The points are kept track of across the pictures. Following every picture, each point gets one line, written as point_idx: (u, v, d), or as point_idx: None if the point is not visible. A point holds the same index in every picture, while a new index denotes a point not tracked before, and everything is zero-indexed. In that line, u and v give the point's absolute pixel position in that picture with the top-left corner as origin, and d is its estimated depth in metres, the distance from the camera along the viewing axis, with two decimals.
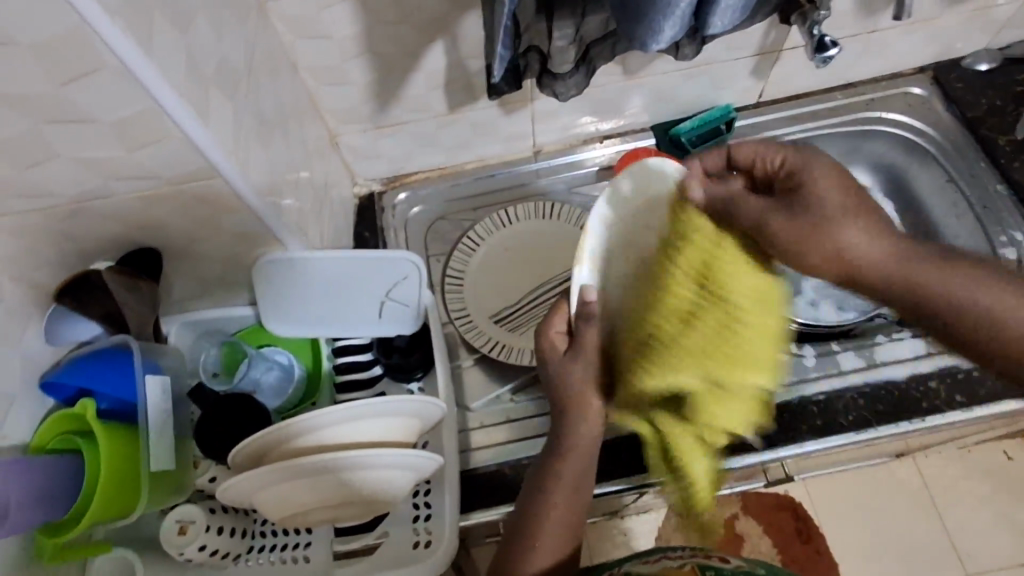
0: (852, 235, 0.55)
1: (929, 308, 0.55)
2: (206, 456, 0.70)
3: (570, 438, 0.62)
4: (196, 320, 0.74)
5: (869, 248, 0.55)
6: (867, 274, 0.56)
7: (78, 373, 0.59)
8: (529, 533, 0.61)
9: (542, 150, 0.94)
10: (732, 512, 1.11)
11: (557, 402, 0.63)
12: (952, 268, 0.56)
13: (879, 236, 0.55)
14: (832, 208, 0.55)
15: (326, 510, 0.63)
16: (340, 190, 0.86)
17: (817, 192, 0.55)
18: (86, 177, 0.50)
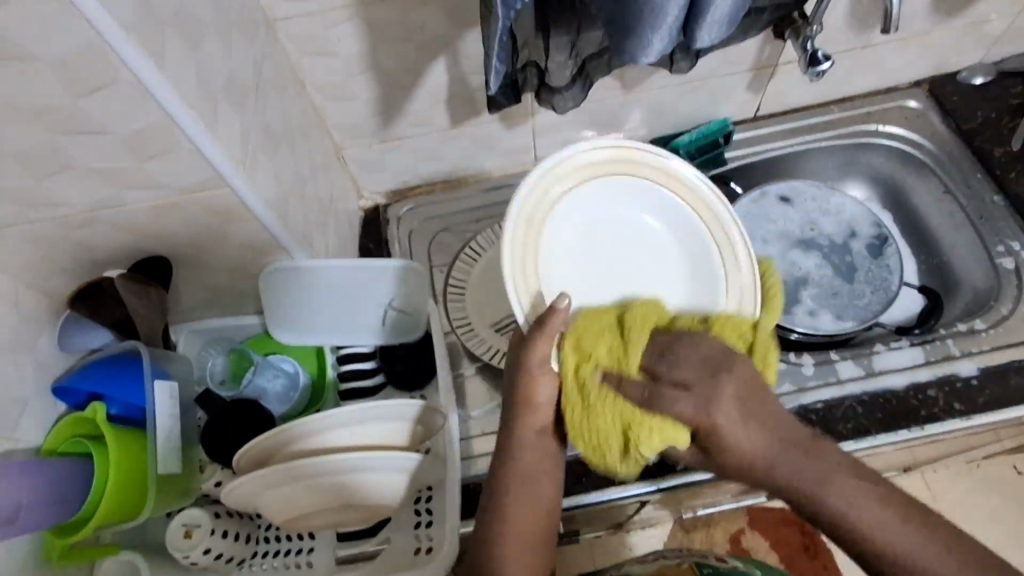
0: (756, 439, 0.53)
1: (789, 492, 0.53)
2: (211, 461, 0.71)
3: (520, 430, 0.59)
4: (204, 328, 0.76)
5: (808, 474, 0.52)
6: (832, 517, 0.51)
7: (90, 377, 0.61)
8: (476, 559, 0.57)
9: (543, 163, 0.96)
10: (738, 527, 1.10)
11: (506, 401, 0.59)
12: (890, 504, 0.50)
13: (820, 459, 0.53)
14: (788, 468, 0.53)
15: (329, 513, 0.64)
16: (346, 202, 0.89)
17: (778, 475, 0.53)
18: (101, 187, 0.52)
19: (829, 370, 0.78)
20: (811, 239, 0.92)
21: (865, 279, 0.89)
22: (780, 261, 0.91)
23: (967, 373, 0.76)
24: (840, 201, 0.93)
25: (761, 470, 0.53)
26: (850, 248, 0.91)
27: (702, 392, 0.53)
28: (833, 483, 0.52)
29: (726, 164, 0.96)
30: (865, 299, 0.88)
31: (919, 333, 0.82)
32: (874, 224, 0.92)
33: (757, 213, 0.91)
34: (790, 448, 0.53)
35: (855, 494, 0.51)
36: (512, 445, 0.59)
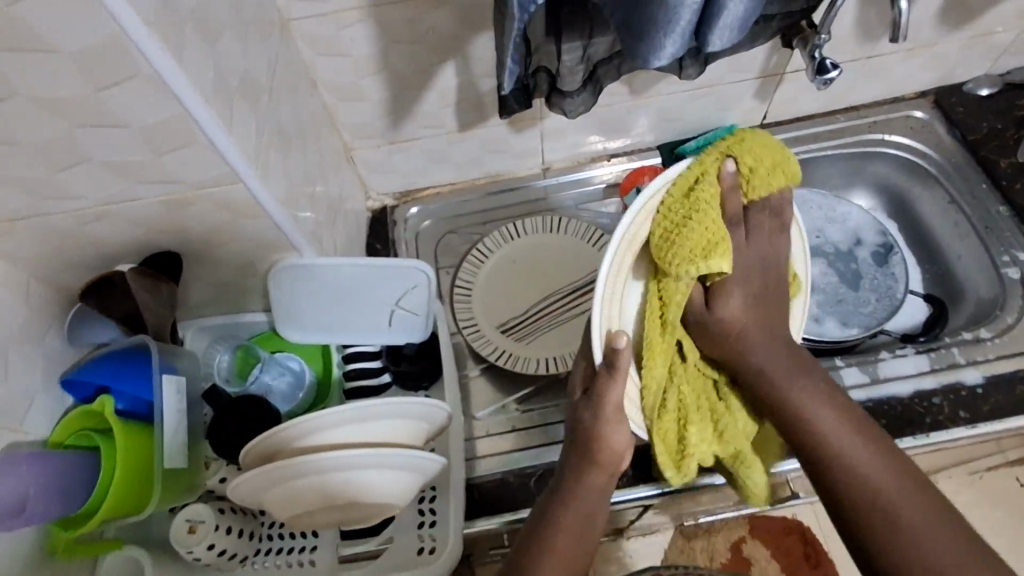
0: (753, 323, 0.59)
1: (773, 392, 0.58)
2: (217, 457, 0.71)
3: (578, 483, 0.61)
4: (211, 325, 0.76)
5: (798, 386, 0.58)
6: (787, 407, 0.58)
7: (98, 370, 0.61)
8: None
9: (550, 167, 0.97)
10: (740, 535, 1.17)
11: (573, 445, 0.62)
12: (853, 425, 0.57)
13: (812, 380, 0.59)
14: (777, 368, 0.59)
15: (331, 510, 0.64)
16: (355, 203, 0.89)
17: (762, 354, 0.59)
18: (116, 180, 0.53)
19: (833, 376, 0.78)
20: (817, 246, 0.92)
21: (870, 286, 0.89)
22: None
23: (972, 381, 0.76)
24: (847, 208, 0.93)
25: (757, 367, 0.59)
26: (856, 255, 0.91)
27: (743, 267, 0.60)
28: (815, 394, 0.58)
29: None
30: (870, 306, 0.88)
31: (924, 341, 0.82)
32: (880, 232, 0.92)
33: None
34: (781, 343, 0.60)
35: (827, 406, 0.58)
36: (574, 487, 0.61)
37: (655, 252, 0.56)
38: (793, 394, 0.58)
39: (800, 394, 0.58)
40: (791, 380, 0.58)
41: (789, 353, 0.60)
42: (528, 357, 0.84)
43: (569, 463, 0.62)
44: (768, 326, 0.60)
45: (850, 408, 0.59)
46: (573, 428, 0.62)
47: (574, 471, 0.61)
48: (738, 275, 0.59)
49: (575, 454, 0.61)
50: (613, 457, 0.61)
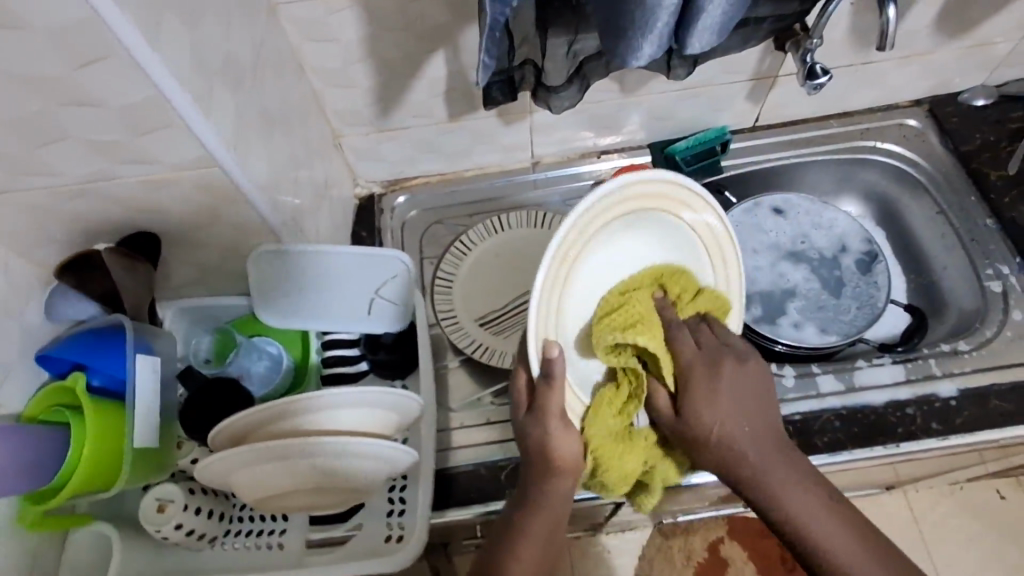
0: (732, 424, 0.57)
1: (757, 495, 0.56)
2: (190, 437, 0.72)
3: (543, 494, 0.59)
4: (192, 307, 0.76)
5: (783, 488, 0.56)
6: (779, 513, 0.56)
7: (74, 348, 0.62)
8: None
9: (541, 162, 0.97)
10: (718, 536, 1.22)
11: (528, 459, 0.59)
12: (843, 521, 0.55)
13: (797, 474, 0.56)
14: (760, 470, 0.56)
15: (310, 493, 0.64)
16: (341, 189, 0.89)
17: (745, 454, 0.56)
18: (93, 159, 0.53)
19: (808, 384, 0.79)
20: (801, 252, 0.92)
21: (852, 295, 0.89)
22: (769, 272, 0.91)
23: (947, 394, 0.76)
24: (834, 215, 0.93)
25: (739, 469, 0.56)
26: (840, 263, 0.91)
27: (705, 358, 0.58)
28: (801, 494, 0.56)
29: (722, 172, 0.96)
30: (850, 315, 0.88)
31: (901, 351, 0.83)
32: (865, 240, 0.92)
33: (751, 224, 0.91)
34: (761, 437, 0.57)
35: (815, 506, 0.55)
36: (537, 494, 0.59)
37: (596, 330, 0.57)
38: (778, 498, 0.56)
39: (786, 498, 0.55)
40: (774, 483, 0.56)
41: (772, 449, 0.57)
42: (506, 351, 0.84)
43: (531, 476, 0.59)
44: (747, 416, 0.57)
45: (842, 501, 0.56)
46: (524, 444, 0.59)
47: (538, 483, 0.59)
48: (698, 369, 0.57)
49: (533, 466, 0.58)
50: (571, 468, 0.58)
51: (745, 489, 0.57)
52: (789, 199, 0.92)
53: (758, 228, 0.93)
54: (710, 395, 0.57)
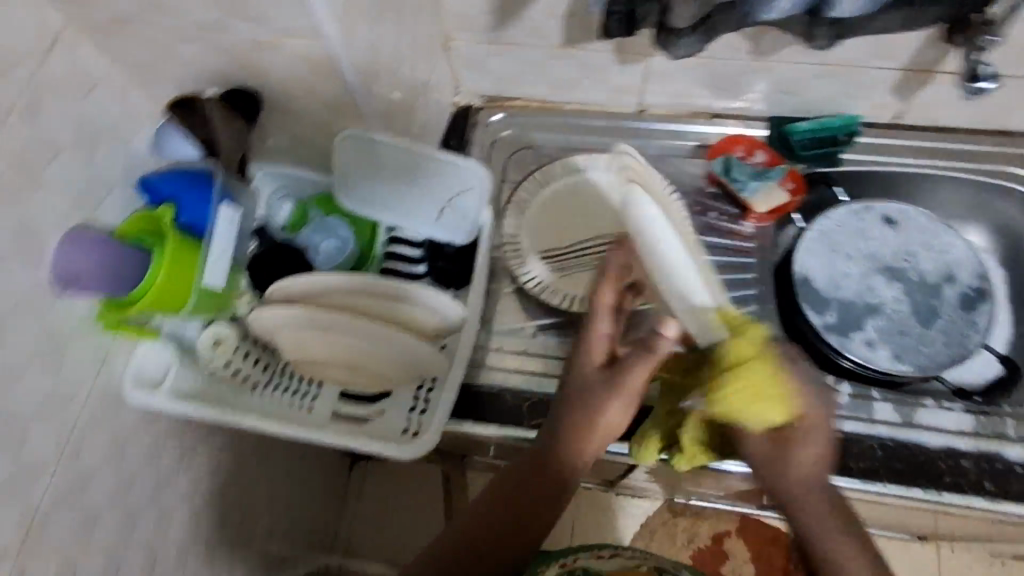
0: (811, 471, 0.60)
1: (809, 536, 0.59)
2: (252, 289, 0.77)
3: (563, 456, 0.63)
4: (278, 172, 0.81)
5: (830, 535, 0.58)
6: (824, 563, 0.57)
7: (168, 182, 0.67)
8: (474, 536, 0.60)
9: (646, 111, 0.92)
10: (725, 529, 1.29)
11: (568, 425, 0.64)
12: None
13: (848, 527, 0.58)
14: (818, 514, 0.59)
15: (343, 371, 0.69)
16: (440, 93, 0.89)
17: (808, 506, 0.59)
18: (213, 6, 0.55)
19: (863, 406, 0.76)
20: (901, 269, 0.84)
21: (943, 329, 0.81)
22: (859, 282, 0.83)
23: (1012, 458, 0.69)
24: (951, 241, 0.84)
25: (795, 504, 0.60)
26: (941, 292, 0.83)
27: (813, 416, 0.60)
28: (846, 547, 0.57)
29: (839, 165, 0.88)
30: (933, 348, 0.80)
31: (978, 402, 0.78)
32: (978, 277, 0.83)
33: (854, 226, 0.85)
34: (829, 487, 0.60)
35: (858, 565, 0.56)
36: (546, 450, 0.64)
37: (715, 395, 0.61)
38: (823, 544, 0.57)
39: (833, 545, 0.57)
40: (823, 530, 0.58)
41: (836, 502, 0.59)
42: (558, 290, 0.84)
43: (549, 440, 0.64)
44: (820, 469, 0.60)
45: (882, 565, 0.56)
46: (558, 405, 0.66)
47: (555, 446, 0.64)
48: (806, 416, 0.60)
49: (571, 431, 0.64)
50: (609, 431, 0.64)
51: (801, 528, 0.60)
52: (899, 207, 0.85)
53: (862, 233, 0.85)
54: (807, 442, 0.59)
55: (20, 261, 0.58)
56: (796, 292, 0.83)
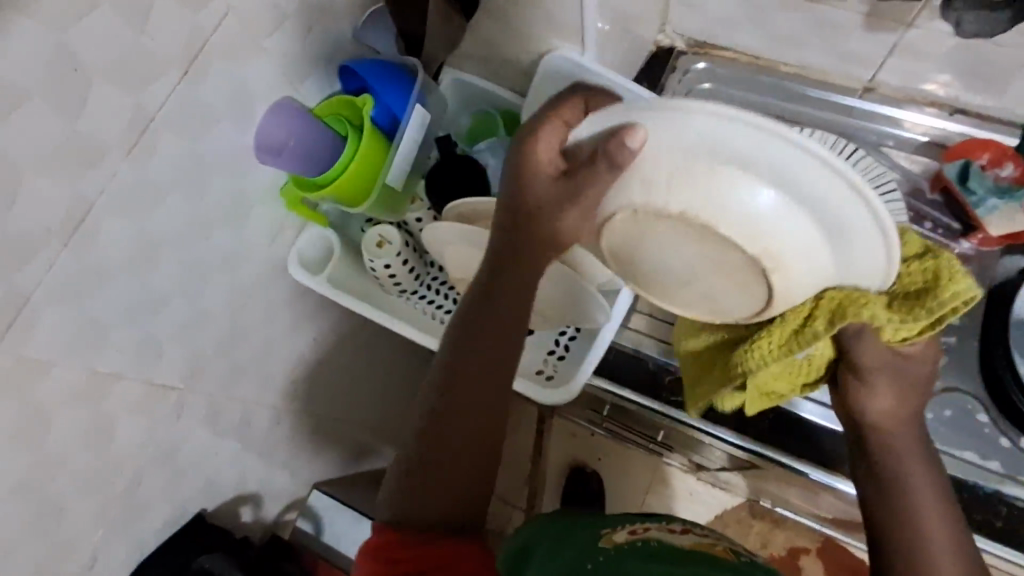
0: (900, 401, 0.56)
1: (888, 471, 0.56)
2: (424, 198, 0.76)
3: (525, 264, 0.57)
4: (466, 83, 0.77)
5: (912, 470, 0.55)
6: (901, 494, 0.55)
7: (372, 76, 0.65)
8: (450, 483, 0.53)
9: (874, 90, 0.80)
10: (803, 544, 1.19)
11: (522, 226, 0.55)
12: (952, 531, 0.53)
13: (928, 465, 0.56)
14: (903, 449, 0.56)
15: None
16: (645, 27, 0.82)
17: (914, 487, 0.55)
18: None
19: None
20: None
21: None
22: None
23: None
24: None
25: (882, 431, 0.57)
26: None
27: (919, 356, 0.54)
28: (920, 483, 0.55)
29: None
30: None
31: None
32: None
33: None
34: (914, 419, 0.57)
35: (932, 507, 0.54)
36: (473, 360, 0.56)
37: (844, 301, 0.48)
38: (894, 475, 0.56)
39: (905, 478, 0.55)
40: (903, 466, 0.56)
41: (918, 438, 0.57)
42: None
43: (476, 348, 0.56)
44: (907, 392, 0.56)
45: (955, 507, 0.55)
46: (473, 310, 0.58)
47: (491, 348, 0.56)
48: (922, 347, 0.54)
49: (527, 234, 0.55)
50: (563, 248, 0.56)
51: (874, 456, 0.57)
52: None
53: None
54: (909, 371, 0.55)
55: (229, 123, 0.60)
56: (1007, 331, 0.70)
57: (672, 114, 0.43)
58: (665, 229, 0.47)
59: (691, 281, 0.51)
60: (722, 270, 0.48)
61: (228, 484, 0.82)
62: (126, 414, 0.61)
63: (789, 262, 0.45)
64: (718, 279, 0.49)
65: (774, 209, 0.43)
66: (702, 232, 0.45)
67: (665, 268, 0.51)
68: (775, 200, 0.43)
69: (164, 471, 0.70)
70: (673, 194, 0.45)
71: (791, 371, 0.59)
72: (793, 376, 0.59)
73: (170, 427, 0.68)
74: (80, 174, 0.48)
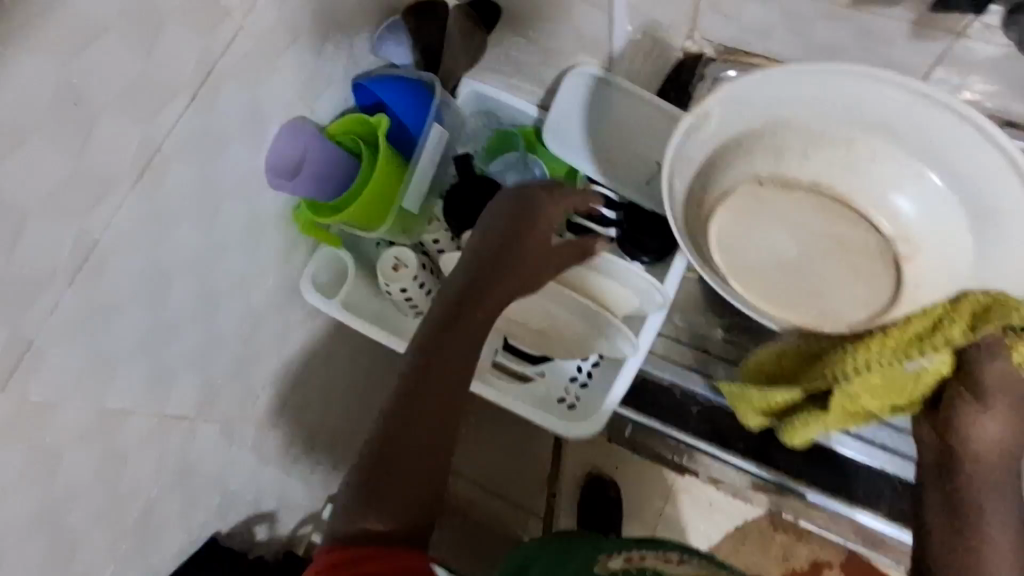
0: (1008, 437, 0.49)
1: (968, 501, 0.51)
2: (440, 219, 0.73)
3: (524, 250, 0.55)
4: (487, 97, 0.73)
5: (991, 505, 0.50)
6: (974, 528, 0.50)
7: (391, 94, 0.64)
8: (397, 468, 0.48)
9: None
10: (828, 558, 1.03)
11: (528, 220, 0.55)
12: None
13: (1010, 503, 0.50)
14: (989, 483, 0.50)
15: (528, 330, 0.71)
16: (674, 35, 0.78)
17: (990, 525, 0.50)
18: None
19: None
20: None
21: None
22: None
23: None
24: None
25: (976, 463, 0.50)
26: None
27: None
28: (998, 523, 0.50)
29: None
30: None
31: None
32: None
33: None
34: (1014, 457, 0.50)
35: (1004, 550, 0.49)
36: (438, 354, 0.51)
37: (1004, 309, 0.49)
38: (975, 510, 0.50)
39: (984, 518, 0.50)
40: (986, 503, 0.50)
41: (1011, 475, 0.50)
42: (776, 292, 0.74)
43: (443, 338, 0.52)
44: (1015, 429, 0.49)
45: None
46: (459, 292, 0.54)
47: (463, 339, 0.52)
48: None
49: (534, 227, 0.55)
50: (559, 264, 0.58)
51: (957, 485, 0.51)
52: None
53: None
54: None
55: (244, 145, 0.57)
56: None
57: (788, 98, 0.61)
58: (785, 202, 0.65)
59: (784, 255, 0.64)
60: (813, 228, 0.65)
61: (243, 505, 0.80)
62: (139, 444, 0.60)
63: (919, 252, 0.64)
64: (836, 263, 0.64)
65: (900, 196, 0.63)
66: (805, 197, 0.65)
67: (752, 251, 0.65)
68: (904, 200, 0.63)
69: (177, 497, 0.68)
70: (806, 163, 0.65)
71: (891, 391, 0.54)
72: (890, 395, 0.54)
73: (183, 454, 0.66)
74: (86, 209, 0.45)
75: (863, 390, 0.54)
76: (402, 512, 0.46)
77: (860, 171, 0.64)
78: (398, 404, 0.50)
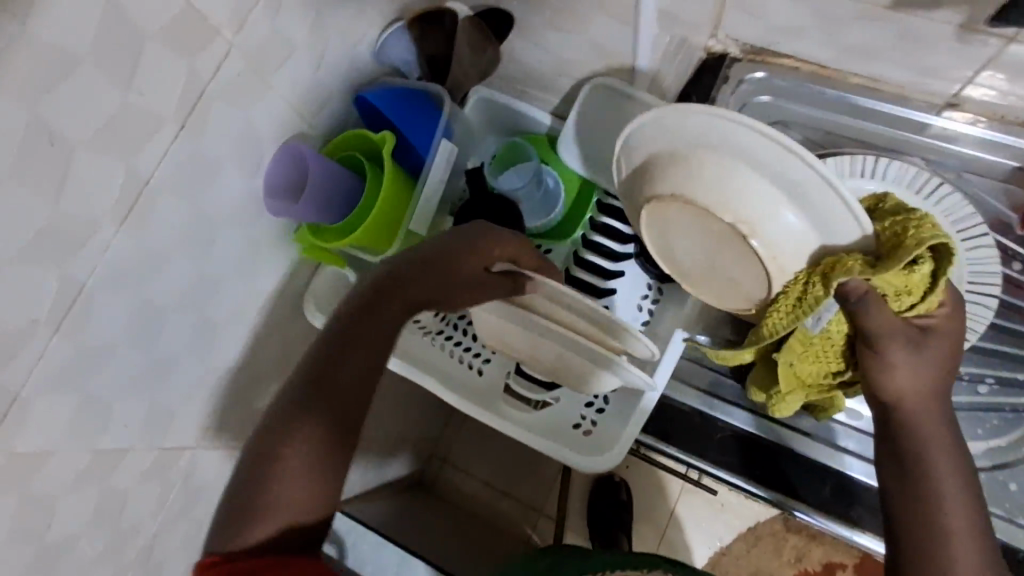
0: (923, 379, 0.52)
1: (907, 446, 0.53)
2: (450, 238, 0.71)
3: (455, 269, 0.57)
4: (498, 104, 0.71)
5: (932, 449, 0.53)
6: (921, 474, 0.52)
7: (396, 112, 0.60)
8: (308, 449, 0.54)
9: (957, 107, 0.70)
10: (842, 561, 1.00)
11: (460, 242, 0.56)
12: (969, 508, 0.51)
13: (945, 436, 0.53)
14: (924, 423, 0.53)
15: (538, 363, 0.67)
16: (697, 35, 0.72)
17: (934, 468, 0.52)
18: None
19: None
20: None
21: None
22: None
23: None
24: None
25: (906, 408, 0.53)
26: None
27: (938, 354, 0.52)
28: (937, 458, 0.52)
29: None
30: None
31: None
32: None
33: None
34: (937, 396, 0.54)
35: (948, 489, 0.52)
36: (351, 346, 0.56)
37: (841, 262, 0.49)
38: (909, 452, 0.53)
39: (924, 463, 0.52)
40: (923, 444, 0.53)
41: (939, 408, 0.54)
42: None
43: (361, 335, 0.56)
44: (931, 367, 0.53)
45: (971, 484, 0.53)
46: (387, 288, 0.57)
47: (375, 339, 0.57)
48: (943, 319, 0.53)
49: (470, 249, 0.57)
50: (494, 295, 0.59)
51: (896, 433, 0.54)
52: None
53: None
54: (936, 351, 0.52)
55: (238, 171, 0.53)
56: None
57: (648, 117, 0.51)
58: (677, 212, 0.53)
59: (713, 253, 0.56)
60: (710, 229, 0.53)
61: None
62: (136, 482, 0.57)
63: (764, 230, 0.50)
64: (730, 258, 0.55)
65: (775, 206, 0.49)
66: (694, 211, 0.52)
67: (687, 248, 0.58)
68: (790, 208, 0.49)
69: (181, 526, 0.66)
70: None
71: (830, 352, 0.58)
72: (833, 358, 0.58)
73: (185, 484, 0.64)
74: (66, 255, 0.42)
75: (807, 369, 0.60)
76: (306, 497, 0.53)
77: (736, 181, 0.49)
78: (307, 390, 0.55)
